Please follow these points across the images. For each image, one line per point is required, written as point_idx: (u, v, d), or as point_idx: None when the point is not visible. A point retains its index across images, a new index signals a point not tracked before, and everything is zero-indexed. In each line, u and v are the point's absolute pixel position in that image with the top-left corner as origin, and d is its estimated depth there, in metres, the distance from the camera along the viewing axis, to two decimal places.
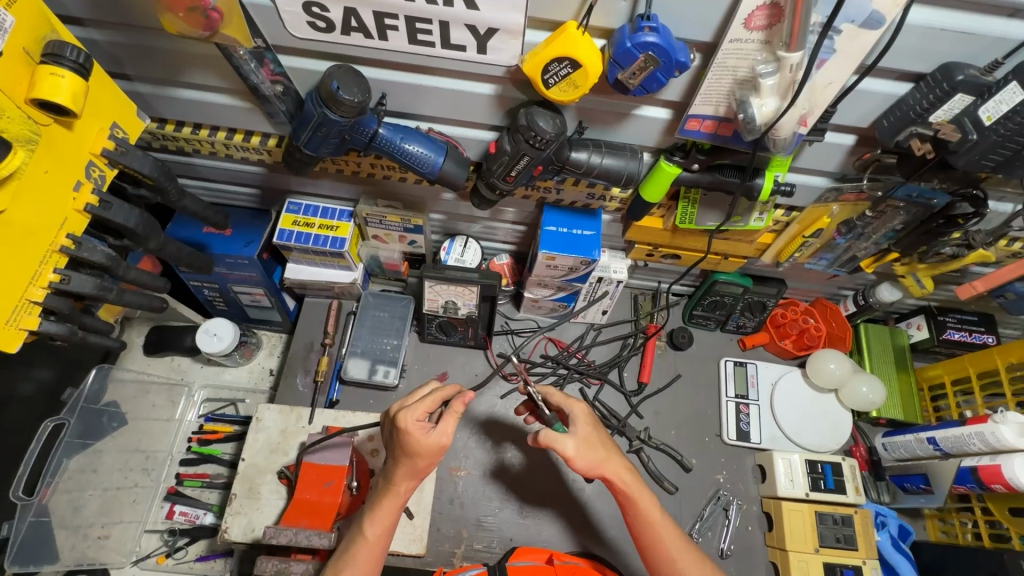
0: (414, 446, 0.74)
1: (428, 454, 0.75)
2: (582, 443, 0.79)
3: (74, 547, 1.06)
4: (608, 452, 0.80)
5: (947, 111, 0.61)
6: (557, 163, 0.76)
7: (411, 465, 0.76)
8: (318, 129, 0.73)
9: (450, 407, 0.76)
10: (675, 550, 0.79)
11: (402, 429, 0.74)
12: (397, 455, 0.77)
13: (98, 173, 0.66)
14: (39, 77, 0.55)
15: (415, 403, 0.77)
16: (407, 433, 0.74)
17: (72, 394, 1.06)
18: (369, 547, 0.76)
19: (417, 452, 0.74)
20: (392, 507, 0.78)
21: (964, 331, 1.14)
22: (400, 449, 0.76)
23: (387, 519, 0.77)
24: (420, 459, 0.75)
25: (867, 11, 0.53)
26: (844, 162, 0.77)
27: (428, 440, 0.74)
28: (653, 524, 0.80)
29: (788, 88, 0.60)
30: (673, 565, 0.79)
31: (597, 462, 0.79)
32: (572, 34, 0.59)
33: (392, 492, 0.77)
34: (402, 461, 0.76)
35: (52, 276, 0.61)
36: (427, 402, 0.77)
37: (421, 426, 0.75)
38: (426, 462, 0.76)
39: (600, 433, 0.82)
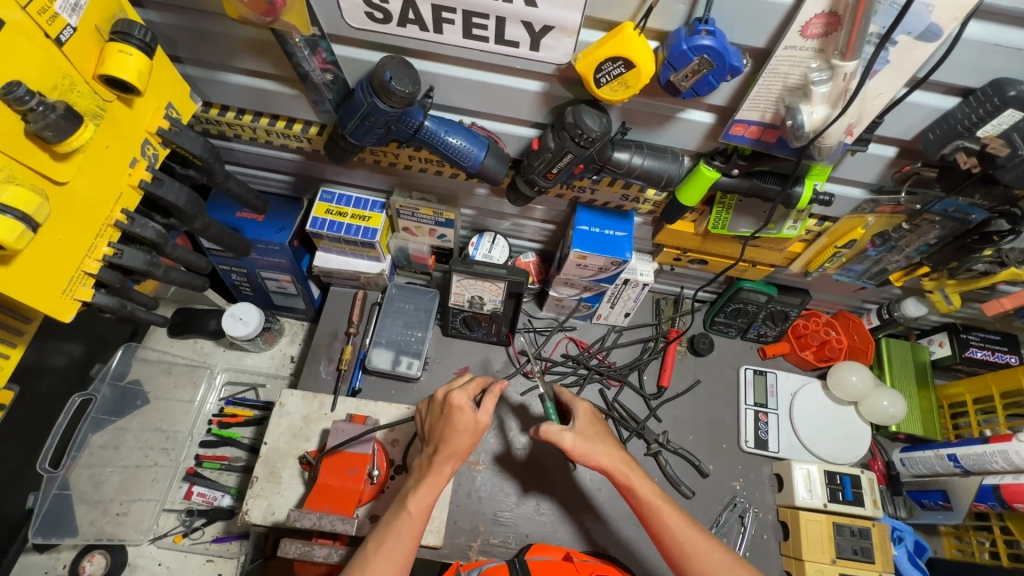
0: (460, 423, 0.83)
1: (469, 432, 0.84)
2: (581, 435, 0.87)
3: (93, 522, 1.08)
4: (603, 444, 0.87)
5: (995, 126, 0.61)
6: (599, 162, 0.77)
7: (456, 442, 0.83)
8: (366, 118, 0.74)
9: (490, 391, 0.87)
10: (686, 537, 0.80)
11: (451, 407, 0.84)
12: (441, 433, 0.85)
13: (152, 151, 0.67)
14: (108, 54, 0.57)
15: (465, 385, 0.88)
16: (456, 409, 0.84)
17: (100, 369, 1.11)
18: (411, 521, 0.79)
19: (463, 428, 0.83)
20: (436, 484, 0.82)
21: (987, 350, 1.14)
22: (447, 426, 0.84)
23: (429, 496, 0.82)
24: (463, 436, 0.83)
25: (924, 23, 0.54)
26: (882, 174, 0.77)
27: (472, 418, 0.84)
28: (654, 503, 0.83)
29: (839, 97, 0.60)
30: (684, 551, 0.79)
31: (594, 453, 0.86)
32: (628, 34, 0.60)
33: (436, 470, 0.83)
34: (447, 439, 0.84)
35: (106, 249, 0.62)
36: (470, 387, 0.88)
37: (465, 407, 0.84)
38: (466, 441, 0.84)
39: (600, 428, 0.89)
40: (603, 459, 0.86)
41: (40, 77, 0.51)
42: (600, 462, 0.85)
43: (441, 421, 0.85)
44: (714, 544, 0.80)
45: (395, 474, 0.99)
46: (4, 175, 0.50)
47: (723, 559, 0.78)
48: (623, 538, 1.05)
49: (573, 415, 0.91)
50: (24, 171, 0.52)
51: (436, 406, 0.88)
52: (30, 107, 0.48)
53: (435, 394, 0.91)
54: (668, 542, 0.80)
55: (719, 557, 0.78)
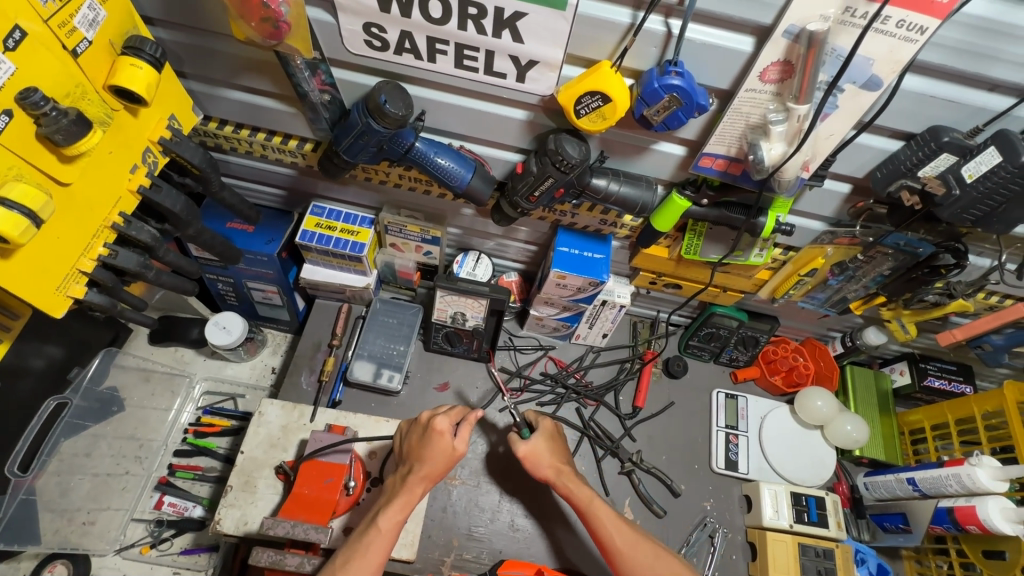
0: (439, 448, 0.87)
1: (447, 459, 0.88)
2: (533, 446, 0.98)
3: (58, 531, 1.05)
4: (551, 455, 0.98)
5: (933, 168, 0.68)
6: (579, 187, 0.82)
7: (432, 466, 0.86)
8: (360, 136, 0.78)
9: (467, 418, 0.92)
10: (613, 529, 0.88)
11: (431, 431, 0.88)
12: (418, 455, 0.88)
13: (152, 159, 0.70)
14: (119, 67, 0.60)
15: (447, 411, 0.92)
16: (438, 434, 0.88)
17: (78, 373, 1.08)
18: (380, 537, 0.81)
19: (439, 453, 0.87)
20: (407, 503, 0.85)
21: (944, 379, 1.20)
22: (426, 451, 0.88)
23: (399, 514, 0.84)
24: (439, 460, 0.87)
25: (867, 74, 0.60)
26: (839, 208, 0.84)
27: (450, 445, 0.88)
28: (587, 498, 0.91)
29: (795, 135, 0.66)
30: (615, 548, 0.87)
31: (541, 464, 0.97)
32: (605, 72, 0.66)
33: (409, 489, 0.85)
34: (422, 460, 0.87)
35: (101, 250, 0.64)
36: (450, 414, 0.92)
37: (445, 432, 0.89)
38: (441, 468, 0.88)
39: (552, 441, 1.00)
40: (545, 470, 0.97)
41: (55, 85, 0.54)
42: (545, 473, 0.97)
43: (421, 445, 0.89)
44: (643, 539, 0.87)
45: (372, 487, 0.99)
46: (13, 175, 0.52)
47: (648, 553, 0.85)
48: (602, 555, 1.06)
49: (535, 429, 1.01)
50: (32, 172, 0.54)
51: (416, 429, 0.92)
52: (44, 111, 0.52)
53: (418, 415, 0.94)
54: (601, 536, 0.88)
55: (644, 551, 0.86)
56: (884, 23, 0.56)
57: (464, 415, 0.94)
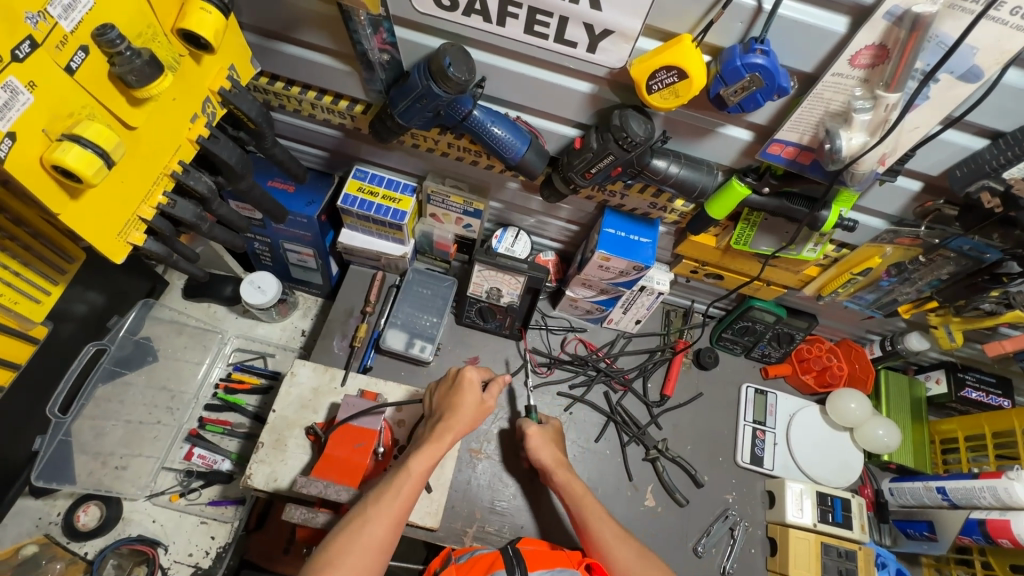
0: (469, 396, 0.90)
1: (478, 415, 0.90)
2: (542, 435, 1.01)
3: (92, 473, 1.08)
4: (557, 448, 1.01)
5: (1021, 169, 0.65)
6: (637, 167, 0.80)
7: (461, 416, 0.88)
8: (419, 100, 0.77)
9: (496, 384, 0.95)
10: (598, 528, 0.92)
11: (461, 380, 0.91)
12: (448, 402, 0.90)
13: (212, 109, 0.69)
14: (189, 10, 0.59)
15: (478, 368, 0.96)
16: (468, 384, 0.91)
17: (117, 323, 1.13)
18: (411, 481, 0.81)
19: (469, 402, 0.89)
20: (436, 450, 0.84)
21: (982, 391, 1.18)
22: (457, 398, 0.90)
23: (430, 460, 0.83)
24: (468, 412, 0.89)
25: (968, 64, 0.57)
26: (905, 207, 0.81)
27: (481, 399, 0.91)
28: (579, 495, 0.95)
29: (879, 126, 0.64)
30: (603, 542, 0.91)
31: (543, 452, 0.99)
32: (685, 45, 0.63)
33: (438, 437, 0.85)
34: (454, 408, 0.89)
35: (160, 198, 0.63)
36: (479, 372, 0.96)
37: (477, 384, 0.92)
38: (474, 424, 0.90)
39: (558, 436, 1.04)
40: (548, 458, 0.99)
41: (129, 24, 0.53)
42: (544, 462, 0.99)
43: (451, 393, 0.92)
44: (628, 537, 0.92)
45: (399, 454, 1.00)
46: (87, 115, 0.52)
47: (633, 551, 0.90)
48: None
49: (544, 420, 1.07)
50: (103, 113, 0.53)
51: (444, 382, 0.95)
52: (119, 50, 0.51)
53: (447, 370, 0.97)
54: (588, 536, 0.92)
55: (630, 547, 0.91)
56: (998, 10, 0.52)
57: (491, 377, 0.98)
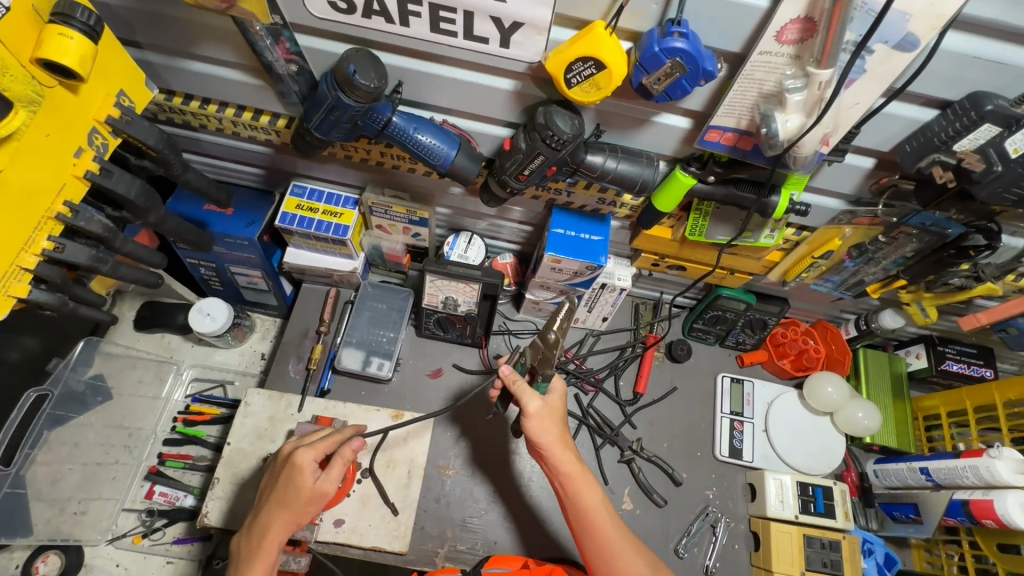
0: (294, 491, 0.77)
1: (313, 501, 0.78)
2: (547, 408, 0.82)
3: (49, 521, 1.04)
4: (560, 424, 0.82)
5: (972, 141, 0.60)
6: (572, 165, 0.75)
7: (273, 516, 0.77)
8: (331, 112, 0.71)
9: (342, 453, 0.81)
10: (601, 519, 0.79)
11: (286, 470, 0.78)
12: (270, 498, 0.78)
13: (101, 141, 0.64)
14: (47, 36, 0.53)
15: (313, 442, 0.81)
16: (291, 474, 0.78)
17: (57, 364, 1.07)
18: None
19: (295, 499, 0.77)
20: (262, 568, 0.75)
21: (963, 363, 1.14)
22: (275, 494, 0.78)
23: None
24: (293, 507, 0.77)
25: (901, 33, 0.52)
26: (860, 185, 0.76)
27: (313, 485, 0.78)
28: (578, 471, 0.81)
29: (814, 106, 0.59)
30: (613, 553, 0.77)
31: (547, 430, 0.81)
32: (599, 33, 0.58)
33: (256, 551, 0.76)
34: (274, 510, 0.77)
35: (45, 244, 0.59)
36: (313, 448, 0.80)
37: (308, 470, 0.78)
38: (310, 510, 0.78)
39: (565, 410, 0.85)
40: (551, 438, 0.81)
41: None
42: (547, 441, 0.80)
43: (274, 487, 0.79)
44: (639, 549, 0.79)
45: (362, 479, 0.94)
46: None
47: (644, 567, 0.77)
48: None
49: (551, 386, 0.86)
50: None
51: (273, 467, 0.82)
52: None
53: (282, 446, 0.84)
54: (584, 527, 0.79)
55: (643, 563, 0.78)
56: None
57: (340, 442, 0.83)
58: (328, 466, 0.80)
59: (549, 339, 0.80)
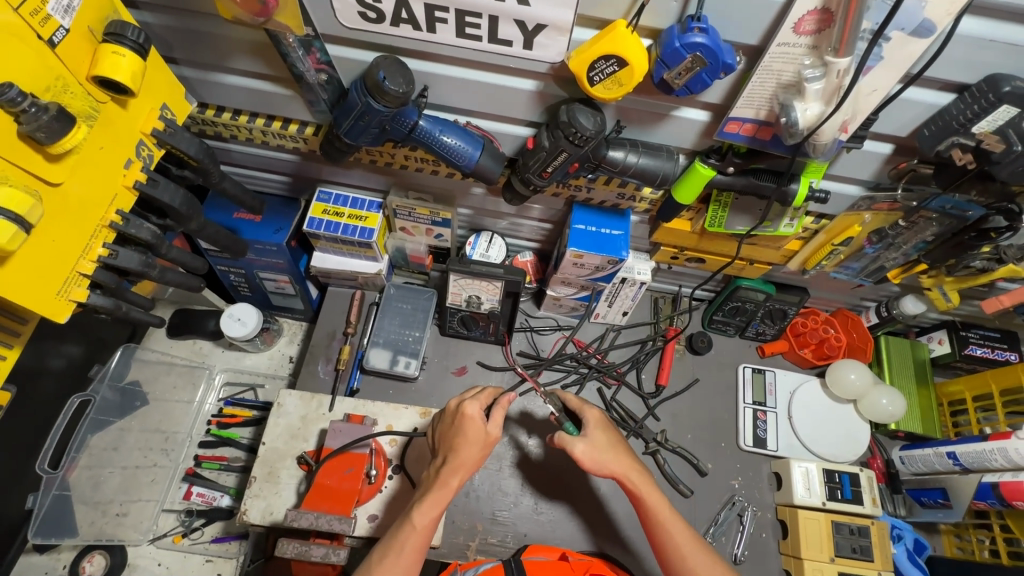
0: (471, 435, 0.82)
1: (479, 444, 0.82)
2: (591, 444, 0.86)
3: (93, 523, 1.08)
4: (611, 454, 0.87)
5: (991, 122, 0.61)
6: (595, 161, 0.77)
7: (465, 454, 0.81)
8: (360, 117, 0.74)
9: (499, 401, 0.87)
10: (672, 526, 0.82)
11: (462, 415, 0.84)
12: (451, 444, 0.83)
13: (147, 152, 0.67)
14: (101, 55, 0.57)
15: (477, 396, 0.88)
16: (465, 421, 0.83)
17: (99, 371, 1.11)
18: (416, 535, 0.77)
19: (471, 439, 0.82)
20: (441, 498, 0.79)
21: (987, 347, 1.14)
22: (457, 438, 0.83)
23: (434, 509, 0.78)
24: (473, 448, 0.82)
25: (918, 19, 0.53)
26: (879, 171, 0.77)
27: (484, 430, 0.83)
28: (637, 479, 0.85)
29: (833, 93, 0.60)
30: (687, 565, 0.79)
31: (605, 462, 0.86)
32: (621, 32, 0.60)
33: (443, 483, 0.80)
34: (457, 450, 0.82)
35: (100, 250, 0.62)
36: (480, 399, 0.88)
37: (478, 418, 0.84)
38: (477, 455, 0.82)
39: (609, 435, 0.89)
40: (613, 466, 0.86)
41: (34, 80, 0.52)
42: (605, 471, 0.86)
43: (451, 433, 0.84)
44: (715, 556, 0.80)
45: (394, 475, 0.96)
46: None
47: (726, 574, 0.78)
48: (642, 555, 1.03)
49: (583, 423, 0.90)
50: (15, 173, 0.52)
51: (447, 415, 0.88)
52: (22, 108, 0.49)
53: (446, 404, 0.90)
54: (663, 542, 0.81)
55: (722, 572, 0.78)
56: None
57: (494, 398, 0.90)
58: (491, 413, 0.86)
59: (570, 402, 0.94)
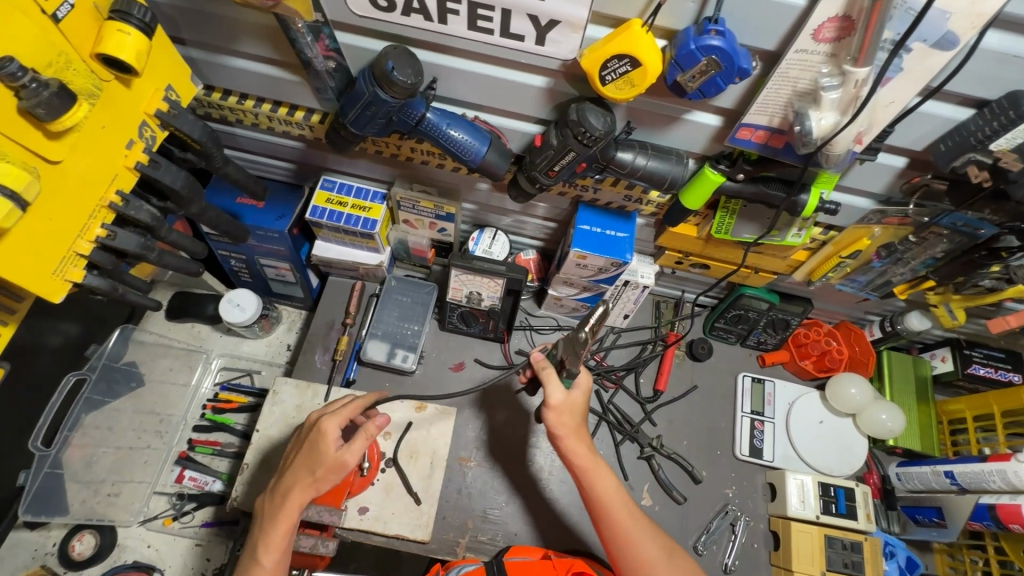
0: (320, 458, 0.78)
1: (335, 470, 0.78)
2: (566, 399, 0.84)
3: (85, 501, 1.08)
4: (578, 418, 0.84)
5: (1009, 139, 0.60)
6: (602, 161, 0.76)
7: (299, 477, 0.77)
8: (367, 107, 0.73)
9: (368, 427, 0.80)
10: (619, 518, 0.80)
11: (316, 437, 0.79)
12: (297, 466, 0.79)
13: (150, 133, 0.66)
14: (106, 32, 0.56)
15: (340, 410, 0.82)
16: (318, 439, 0.79)
17: (95, 351, 1.13)
18: (264, 575, 0.73)
19: (321, 466, 0.77)
20: (285, 528, 0.75)
21: (989, 367, 1.12)
22: (307, 462, 0.78)
23: (281, 543, 0.75)
24: (320, 475, 0.77)
25: (941, 31, 0.52)
26: (891, 184, 0.76)
27: (336, 455, 0.78)
28: (591, 460, 0.82)
29: (850, 103, 0.59)
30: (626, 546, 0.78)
31: (567, 423, 0.83)
32: (635, 31, 0.58)
33: (282, 512, 0.76)
34: (300, 475, 0.77)
35: (98, 231, 0.61)
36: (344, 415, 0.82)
37: (332, 439, 0.79)
38: (331, 480, 0.78)
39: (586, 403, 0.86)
40: (568, 431, 0.83)
41: (35, 54, 0.51)
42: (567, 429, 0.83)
43: (301, 451, 0.80)
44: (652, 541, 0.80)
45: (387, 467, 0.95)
46: None
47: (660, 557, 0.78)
48: None
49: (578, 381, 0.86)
50: (15, 150, 0.51)
51: (301, 434, 0.83)
52: (23, 83, 0.48)
53: (309, 415, 0.86)
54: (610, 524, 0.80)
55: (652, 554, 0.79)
56: None
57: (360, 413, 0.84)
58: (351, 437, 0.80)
59: (580, 337, 0.81)
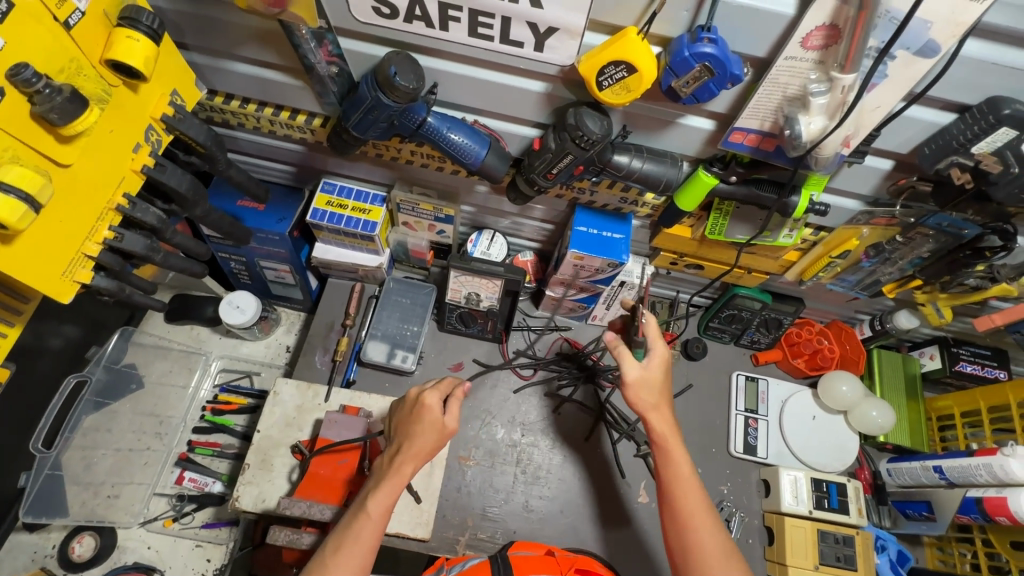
0: (427, 423, 0.80)
1: (435, 434, 0.80)
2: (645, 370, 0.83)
3: (84, 503, 1.09)
4: (657, 392, 0.83)
5: (989, 143, 0.62)
6: (599, 164, 0.77)
7: (417, 443, 0.79)
8: (369, 111, 0.74)
9: (456, 392, 0.84)
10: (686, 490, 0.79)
11: (420, 407, 0.82)
12: (408, 432, 0.81)
13: (156, 137, 0.67)
14: (116, 39, 0.57)
15: (436, 386, 0.85)
16: (423, 409, 0.81)
17: (96, 352, 1.13)
18: (371, 524, 0.74)
19: (426, 428, 0.80)
20: (395, 486, 0.77)
21: (976, 365, 1.15)
22: (415, 428, 0.81)
23: (389, 497, 0.76)
24: (428, 437, 0.80)
25: (923, 39, 0.55)
26: (878, 186, 0.78)
27: (440, 420, 0.81)
28: (668, 436, 0.82)
29: (837, 108, 0.61)
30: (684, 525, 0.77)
31: (648, 394, 0.83)
32: (630, 38, 0.60)
33: (397, 470, 0.78)
34: (412, 439, 0.80)
35: (106, 233, 0.62)
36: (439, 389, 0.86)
37: (435, 408, 0.81)
38: (430, 442, 0.80)
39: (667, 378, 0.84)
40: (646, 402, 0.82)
41: (48, 60, 0.52)
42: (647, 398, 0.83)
43: (407, 420, 0.83)
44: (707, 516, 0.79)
45: None
46: (7, 157, 0.51)
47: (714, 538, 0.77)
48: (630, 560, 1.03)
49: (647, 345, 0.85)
50: (26, 153, 0.53)
51: (404, 407, 0.86)
52: (37, 89, 0.50)
53: (406, 393, 0.88)
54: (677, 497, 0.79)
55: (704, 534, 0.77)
56: None
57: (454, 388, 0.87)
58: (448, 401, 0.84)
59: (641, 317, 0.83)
